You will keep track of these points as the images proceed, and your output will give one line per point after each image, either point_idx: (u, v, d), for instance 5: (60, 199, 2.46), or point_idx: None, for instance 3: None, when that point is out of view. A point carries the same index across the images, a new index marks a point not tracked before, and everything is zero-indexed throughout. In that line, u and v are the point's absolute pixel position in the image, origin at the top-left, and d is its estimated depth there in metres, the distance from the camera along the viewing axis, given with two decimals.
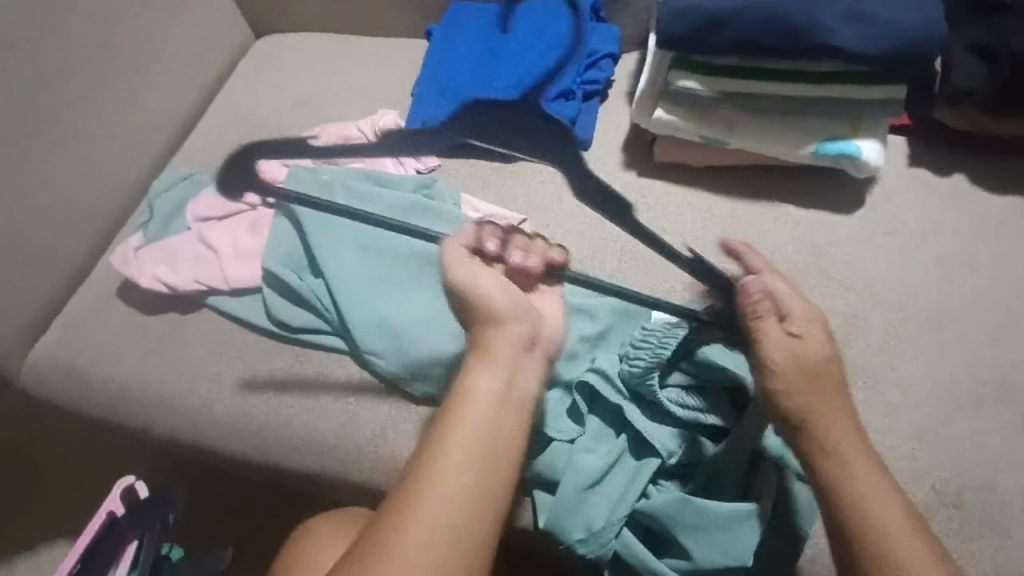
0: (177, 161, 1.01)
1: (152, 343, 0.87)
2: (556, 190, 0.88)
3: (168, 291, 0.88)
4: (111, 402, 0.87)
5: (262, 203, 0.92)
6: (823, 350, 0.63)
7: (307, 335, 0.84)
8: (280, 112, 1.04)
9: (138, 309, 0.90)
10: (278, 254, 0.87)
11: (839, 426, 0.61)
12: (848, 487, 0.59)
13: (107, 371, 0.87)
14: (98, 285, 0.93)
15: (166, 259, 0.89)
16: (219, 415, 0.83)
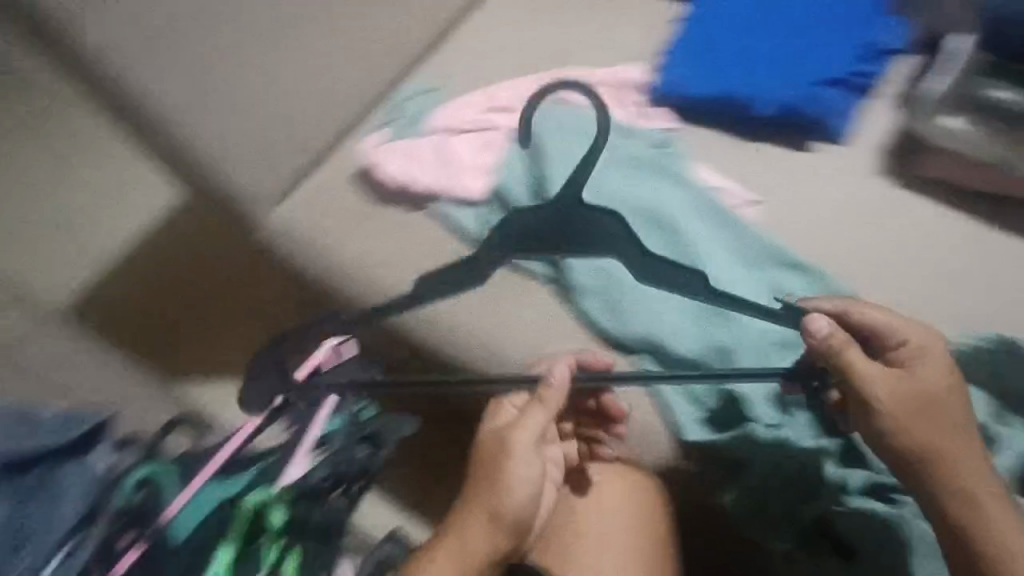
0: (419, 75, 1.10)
1: (373, 228, 0.98)
2: (797, 175, 0.85)
3: (403, 184, 0.97)
4: (323, 269, 0.97)
5: (502, 126, 0.99)
6: (933, 372, 0.67)
7: (517, 256, 0.89)
8: (519, 50, 1.10)
9: (370, 200, 1.00)
10: (508, 177, 0.92)
11: (955, 447, 0.65)
12: (965, 497, 0.64)
13: (331, 248, 0.98)
14: (334, 167, 1.04)
15: (404, 156, 0.98)
16: (417, 306, 0.91)
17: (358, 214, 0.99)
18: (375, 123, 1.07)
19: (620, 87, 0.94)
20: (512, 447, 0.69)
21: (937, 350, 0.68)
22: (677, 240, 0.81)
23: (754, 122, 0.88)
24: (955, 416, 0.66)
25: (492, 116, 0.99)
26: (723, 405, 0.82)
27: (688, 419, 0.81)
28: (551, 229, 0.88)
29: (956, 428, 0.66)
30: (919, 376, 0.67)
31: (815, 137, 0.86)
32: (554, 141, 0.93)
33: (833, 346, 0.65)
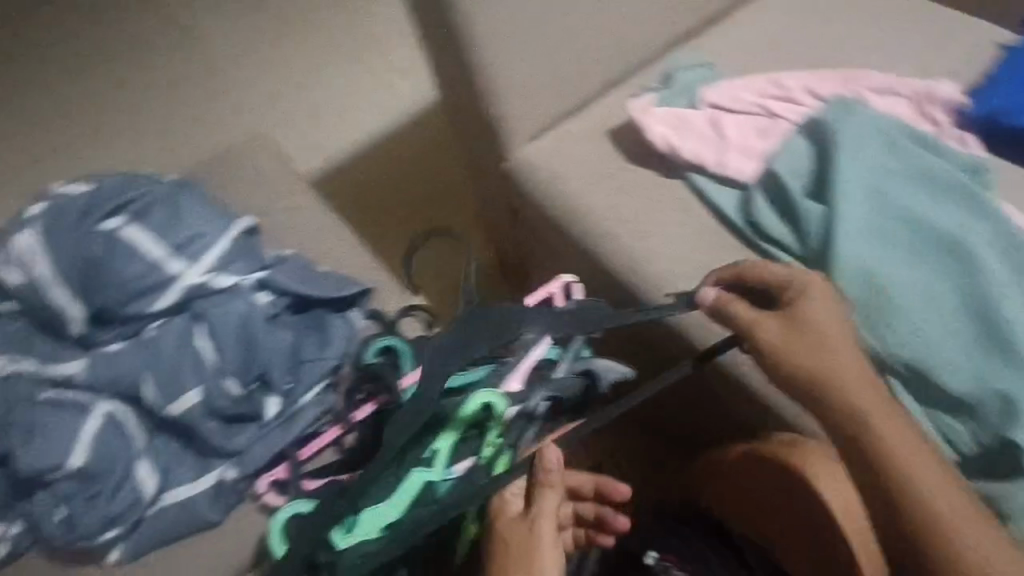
0: (686, 46, 1.12)
1: (618, 181, 1.00)
2: None
3: (665, 149, 0.97)
4: (560, 208, 1.02)
5: (779, 114, 0.96)
6: (821, 313, 0.73)
7: (770, 244, 0.87)
8: (795, 43, 1.09)
9: (624, 155, 1.03)
10: (785, 164, 0.88)
11: (840, 368, 0.71)
12: (890, 477, 0.67)
13: (570, 189, 1.02)
14: (589, 117, 1.08)
15: (672, 122, 0.97)
16: (645, 266, 0.93)
17: (610, 164, 1.02)
18: (642, 83, 1.09)
19: (925, 105, 0.93)
20: (533, 512, 0.71)
21: (820, 288, 0.75)
22: (973, 268, 0.79)
23: None
24: (856, 373, 0.71)
25: (770, 101, 0.97)
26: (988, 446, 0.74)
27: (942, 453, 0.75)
28: (842, 233, 0.81)
29: (854, 379, 0.71)
30: (817, 343, 0.71)
31: None
32: (854, 137, 0.86)
33: (723, 308, 0.77)
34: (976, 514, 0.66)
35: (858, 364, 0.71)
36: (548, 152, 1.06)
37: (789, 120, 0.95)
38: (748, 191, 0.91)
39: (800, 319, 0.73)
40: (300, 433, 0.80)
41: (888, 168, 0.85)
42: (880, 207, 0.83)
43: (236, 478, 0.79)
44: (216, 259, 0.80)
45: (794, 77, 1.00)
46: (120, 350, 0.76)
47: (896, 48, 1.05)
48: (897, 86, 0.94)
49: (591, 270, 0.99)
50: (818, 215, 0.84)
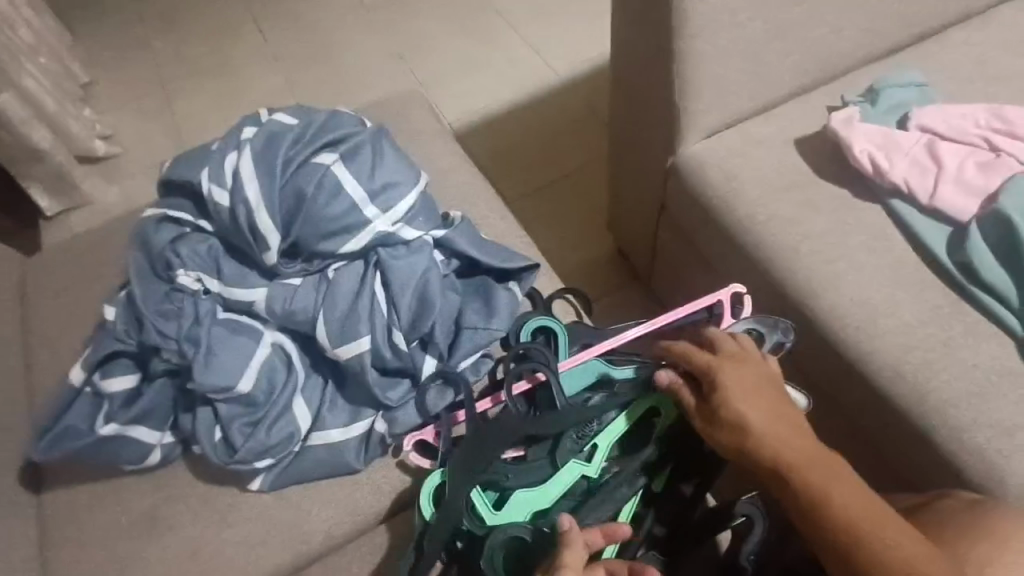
0: (895, 62, 1.03)
1: (803, 196, 0.94)
2: None
3: (868, 170, 0.90)
4: (733, 214, 0.96)
5: (1006, 150, 0.88)
6: (743, 378, 0.70)
7: (981, 292, 0.82)
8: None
9: (816, 171, 0.95)
10: (1014, 202, 0.82)
11: (769, 438, 0.66)
12: (844, 537, 0.59)
13: (747, 196, 0.96)
14: (775, 122, 1.01)
15: (886, 143, 0.90)
16: (824, 292, 0.87)
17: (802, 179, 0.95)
18: (844, 94, 1.00)
19: None
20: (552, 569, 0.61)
21: (742, 366, 0.71)
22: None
23: None
24: (774, 428, 0.67)
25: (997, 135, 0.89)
26: None
27: None
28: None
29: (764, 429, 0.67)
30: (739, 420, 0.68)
31: None
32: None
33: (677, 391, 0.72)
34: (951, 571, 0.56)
35: (768, 415, 0.68)
36: (731, 154, 0.99)
37: (1017, 158, 0.87)
38: (960, 230, 0.85)
39: (723, 398, 0.69)
40: (454, 400, 0.79)
41: None
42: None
43: (386, 433, 0.78)
44: (404, 213, 0.79)
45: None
46: (301, 287, 0.77)
47: None
48: None
49: (759, 286, 0.93)
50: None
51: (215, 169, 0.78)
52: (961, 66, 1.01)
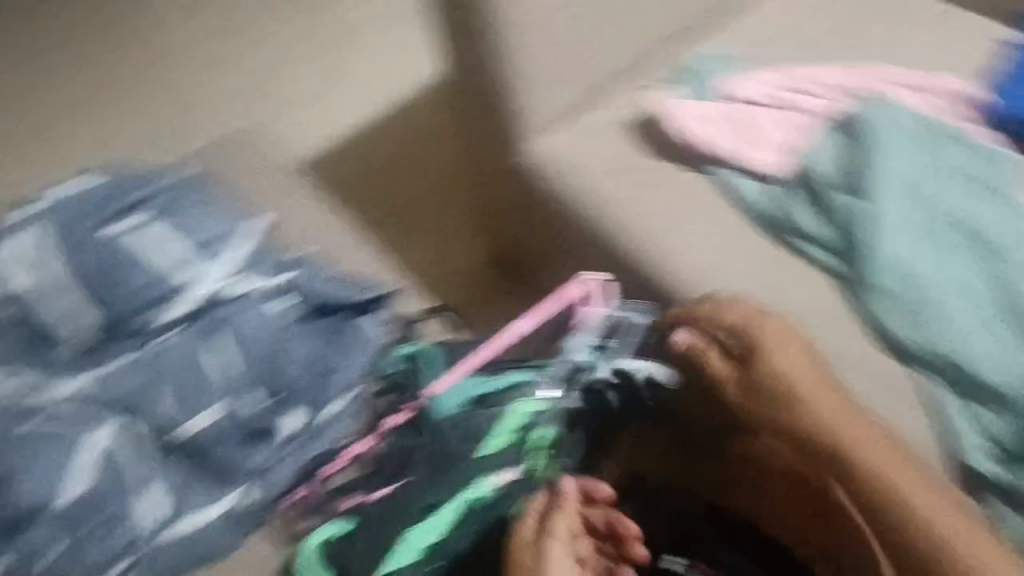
0: (710, 35, 1.08)
1: (643, 181, 0.97)
2: None
3: (694, 144, 0.95)
4: (583, 209, 0.98)
5: (808, 107, 0.93)
6: (783, 359, 0.75)
7: (804, 242, 0.87)
8: (824, 33, 1.04)
9: (650, 154, 0.99)
10: (819, 160, 0.88)
11: (822, 404, 0.73)
12: (855, 487, 0.70)
13: (593, 189, 0.98)
14: (608, 113, 1.03)
15: (706, 118, 0.96)
16: (676, 270, 0.91)
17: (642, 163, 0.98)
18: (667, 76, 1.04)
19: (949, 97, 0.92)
20: (546, 535, 0.66)
21: (791, 337, 0.77)
22: (1004, 257, 0.80)
23: None
24: (826, 402, 0.73)
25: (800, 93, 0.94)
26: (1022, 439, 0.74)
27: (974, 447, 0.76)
28: (877, 222, 0.83)
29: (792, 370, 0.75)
30: (765, 379, 0.75)
31: None
32: (886, 132, 0.87)
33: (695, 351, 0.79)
34: (954, 508, 0.67)
35: (811, 376, 0.75)
36: (573, 149, 1.01)
37: (818, 112, 0.93)
38: (777, 187, 0.91)
39: (771, 384, 0.75)
40: (327, 446, 0.75)
41: (920, 163, 0.85)
42: (915, 199, 0.84)
43: (256, 503, 0.72)
44: (241, 261, 0.79)
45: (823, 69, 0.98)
46: (131, 363, 0.72)
47: (930, 35, 1.02)
48: (931, 82, 0.93)
49: (622, 271, 0.95)
50: (851, 206, 0.84)
51: (19, 251, 0.76)
52: (768, 31, 1.06)
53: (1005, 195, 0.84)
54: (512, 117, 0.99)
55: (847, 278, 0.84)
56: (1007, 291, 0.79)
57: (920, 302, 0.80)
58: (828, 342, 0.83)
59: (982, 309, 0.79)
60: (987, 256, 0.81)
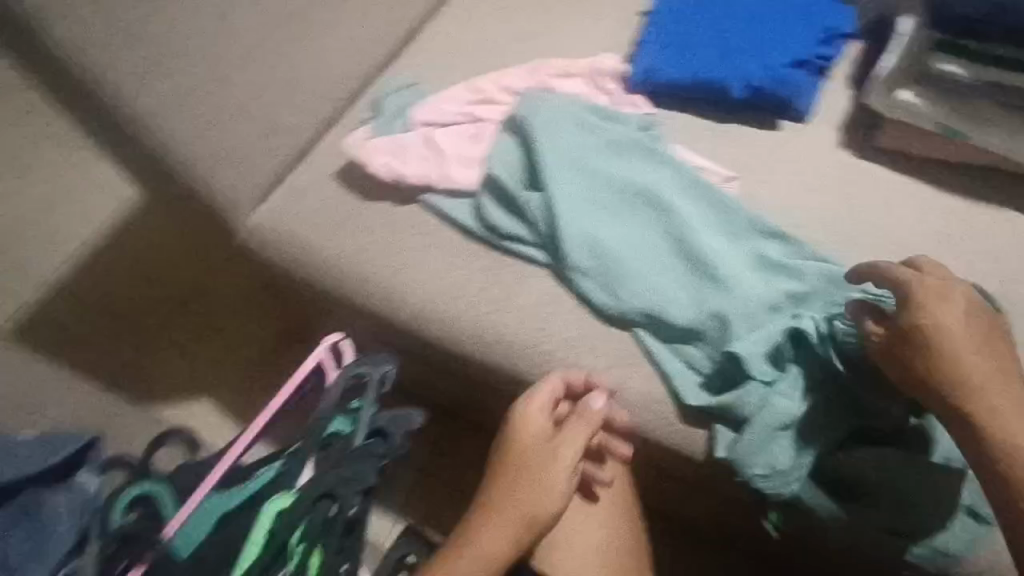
0: (398, 68, 1.10)
1: (363, 224, 0.95)
2: (774, 157, 0.90)
3: (392, 180, 0.93)
4: (315, 268, 0.96)
5: (486, 118, 0.97)
6: (952, 318, 0.63)
7: (509, 242, 0.88)
8: (498, 42, 1.10)
9: (360, 195, 0.97)
10: (500, 161, 0.89)
11: (970, 361, 0.62)
12: (960, 405, 0.62)
13: (317, 246, 0.96)
14: (313, 168, 1.02)
15: (392, 150, 0.94)
16: (413, 301, 0.89)
17: (346, 209, 0.97)
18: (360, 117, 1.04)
19: (598, 78, 1.00)
20: (561, 431, 0.78)
21: (953, 328, 0.63)
22: (670, 209, 0.83)
23: (734, 107, 0.94)
24: (1010, 395, 0.61)
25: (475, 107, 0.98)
26: (725, 361, 0.75)
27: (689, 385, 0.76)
28: (557, 208, 0.84)
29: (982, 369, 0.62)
30: (911, 340, 0.64)
31: (782, 117, 0.93)
32: (546, 122, 0.88)
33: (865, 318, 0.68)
34: None
35: (971, 343, 0.63)
36: (286, 211, 0.99)
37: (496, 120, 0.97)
38: (477, 198, 0.91)
39: (927, 350, 0.63)
40: None
41: (583, 139, 0.88)
42: (586, 178, 0.86)
43: None
44: None
45: (491, 80, 1.02)
46: None
47: (587, 19, 1.10)
48: (571, 68, 1.00)
49: (368, 315, 0.93)
50: (536, 199, 0.86)
51: None
52: (449, 52, 1.11)
53: (662, 151, 0.87)
54: (210, 199, 0.97)
55: (554, 267, 0.85)
56: (684, 240, 0.81)
57: (614, 272, 0.81)
58: (556, 327, 0.83)
59: (669, 262, 0.81)
60: (659, 212, 0.84)
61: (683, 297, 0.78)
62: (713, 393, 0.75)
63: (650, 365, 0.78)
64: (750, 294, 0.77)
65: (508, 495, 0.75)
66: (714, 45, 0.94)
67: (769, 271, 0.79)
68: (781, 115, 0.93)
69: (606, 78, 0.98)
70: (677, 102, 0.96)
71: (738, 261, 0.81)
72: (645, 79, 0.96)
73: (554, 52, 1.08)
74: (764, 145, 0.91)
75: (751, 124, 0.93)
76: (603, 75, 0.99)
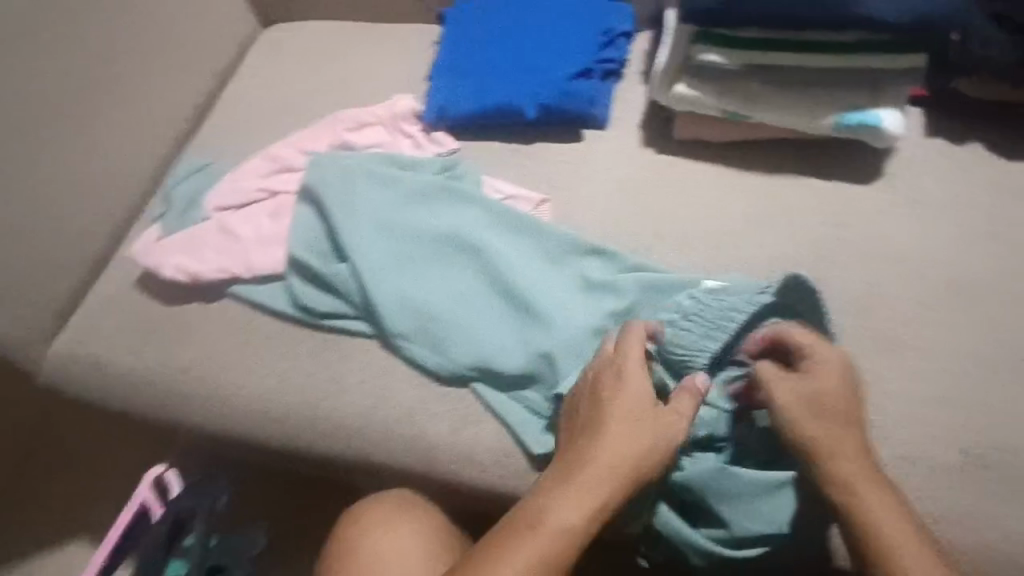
0: (187, 151, 1.02)
1: (172, 332, 0.86)
2: (582, 171, 0.89)
3: (189, 280, 0.85)
4: (130, 391, 0.85)
5: (282, 189, 0.90)
6: (828, 389, 0.66)
7: (330, 321, 0.82)
8: (292, 102, 1.04)
9: (161, 301, 0.87)
10: (301, 238, 0.84)
11: (852, 449, 0.64)
12: (841, 488, 0.63)
13: (124, 366, 0.85)
14: (108, 281, 0.91)
15: (186, 247, 0.87)
16: (243, 405, 0.82)
17: (146, 318, 0.87)
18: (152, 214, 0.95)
19: (395, 120, 0.94)
20: (619, 374, 0.68)
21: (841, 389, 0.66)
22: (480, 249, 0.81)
23: (534, 127, 0.91)
24: (879, 489, 0.62)
25: (268, 180, 0.90)
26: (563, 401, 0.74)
27: (532, 433, 0.74)
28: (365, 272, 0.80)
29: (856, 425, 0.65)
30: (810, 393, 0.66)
31: (584, 127, 0.91)
32: (338, 187, 0.84)
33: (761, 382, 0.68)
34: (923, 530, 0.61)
35: (853, 418, 0.65)
36: (86, 334, 0.88)
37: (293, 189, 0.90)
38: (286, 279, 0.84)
39: (826, 410, 0.65)
40: None
41: (383, 198, 0.84)
42: (390, 235, 0.82)
43: None
44: None
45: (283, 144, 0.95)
46: None
47: (381, 61, 1.06)
48: (364, 115, 0.94)
49: (200, 429, 0.84)
50: (342, 269, 0.81)
51: None
52: (243, 122, 1.03)
53: (463, 190, 0.84)
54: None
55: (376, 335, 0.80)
56: (498, 279, 0.79)
57: (434, 328, 0.77)
58: (395, 401, 0.78)
59: (488, 305, 0.78)
60: (470, 254, 0.81)
61: (507, 338, 0.76)
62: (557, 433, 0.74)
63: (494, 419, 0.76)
64: (569, 322, 0.76)
65: (587, 447, 0.66)
66: (501, 68, 0.92)
67: (586, 291, 0.79)
68: (582, 126, 0.91)
69: (403, 120, 0.93)
70: (479, 133, 0.93)
71: (556, 287, 0.79)
72: (439, 114, 0.92)
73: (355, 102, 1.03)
74: (569, 160, 0.90)
75: (555, 141, 0.91)
76: (398, 117, 0.94)
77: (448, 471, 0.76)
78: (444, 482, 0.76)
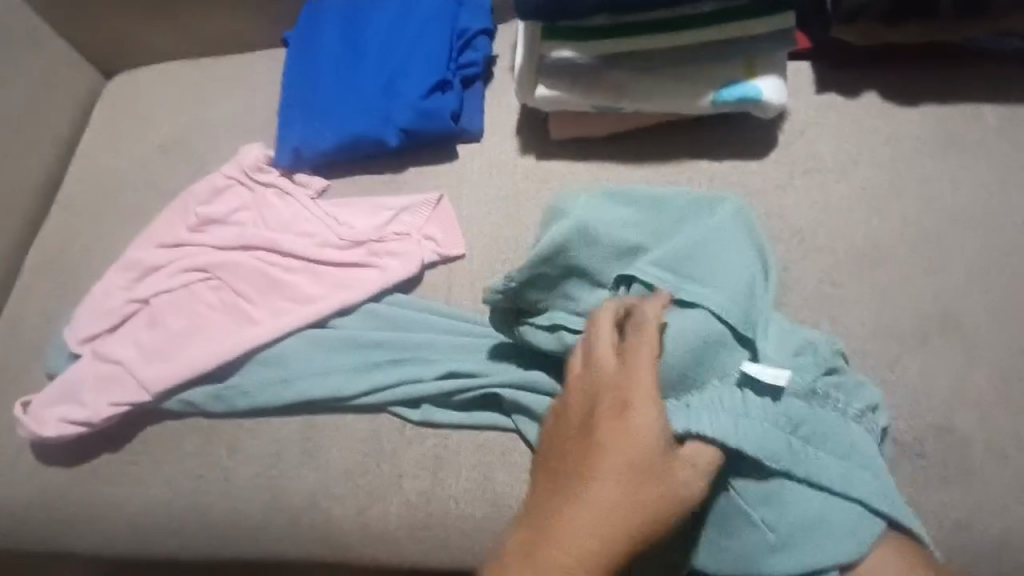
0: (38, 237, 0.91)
1: (42, 451, 0.77)
2: (461, 193, 0.81)
3: (82, 430, 0.74)
4: (5, 526, 0.76)
5: (154, 292, 0.79)
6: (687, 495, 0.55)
7: (226, 405, 0.74)
8: (141, 160, 0.93)
9: (44, 455, 0.76)
10: (186, 326, 0.77)
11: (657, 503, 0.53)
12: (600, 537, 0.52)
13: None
14: None
15: (65, 394, 0.75)
16: (131, 521, 0.73)
17: (11, 443, 0.78)
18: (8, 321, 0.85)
19: (252, 177, 0.84)
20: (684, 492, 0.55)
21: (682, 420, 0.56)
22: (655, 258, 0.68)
23: (400, 152, 0.84)
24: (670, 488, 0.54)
25: (134, 288, 0.79)
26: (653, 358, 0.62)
27: (457, 491, 0.68)
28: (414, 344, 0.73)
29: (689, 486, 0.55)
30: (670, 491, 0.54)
31: (456, 143, 0.83)
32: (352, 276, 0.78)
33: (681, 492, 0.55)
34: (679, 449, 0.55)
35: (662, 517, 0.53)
36: None
37: (165, 289, 0.80)
38: (182, 390, 0.75)
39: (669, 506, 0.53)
40: None
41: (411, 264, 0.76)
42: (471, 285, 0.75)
43: None
44: None
45: (138, 246, 0.83)
46: None
47: (232, 97, 0.95)
48: (213, 183, 0.84)
49: (90, 555, 0.75)
50: (355, 337, 0.74)
51: None
52: (91, 192, 0.92)
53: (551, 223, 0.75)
54: None
55: (346, 405, 0.73)
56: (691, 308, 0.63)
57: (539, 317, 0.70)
58: (294, 487, 0.71)
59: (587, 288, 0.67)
60: (719, 270, 0.66)
61: None
62: (502, 485, 0.68)
63: (414, 487, 0.69)
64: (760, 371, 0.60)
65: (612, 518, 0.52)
66: (353, 94, 0.83)
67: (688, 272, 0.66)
68: (455, 142, 0.84)
69: (259, 173, 0.84)
70: (348, 169, 0.85)
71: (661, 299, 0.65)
72: (295, 156, 0.84)
73: (209, 148, 0.92)
74: (446, 183, 0.82)
75: (428, 164, 0.83)
76: (250, 170, 0.84)
77: (364, 556, 0.69)
78: (363, 567, 0.69)
